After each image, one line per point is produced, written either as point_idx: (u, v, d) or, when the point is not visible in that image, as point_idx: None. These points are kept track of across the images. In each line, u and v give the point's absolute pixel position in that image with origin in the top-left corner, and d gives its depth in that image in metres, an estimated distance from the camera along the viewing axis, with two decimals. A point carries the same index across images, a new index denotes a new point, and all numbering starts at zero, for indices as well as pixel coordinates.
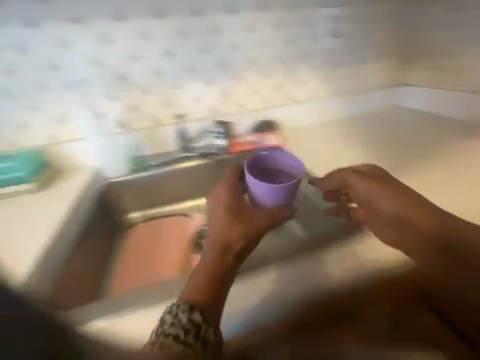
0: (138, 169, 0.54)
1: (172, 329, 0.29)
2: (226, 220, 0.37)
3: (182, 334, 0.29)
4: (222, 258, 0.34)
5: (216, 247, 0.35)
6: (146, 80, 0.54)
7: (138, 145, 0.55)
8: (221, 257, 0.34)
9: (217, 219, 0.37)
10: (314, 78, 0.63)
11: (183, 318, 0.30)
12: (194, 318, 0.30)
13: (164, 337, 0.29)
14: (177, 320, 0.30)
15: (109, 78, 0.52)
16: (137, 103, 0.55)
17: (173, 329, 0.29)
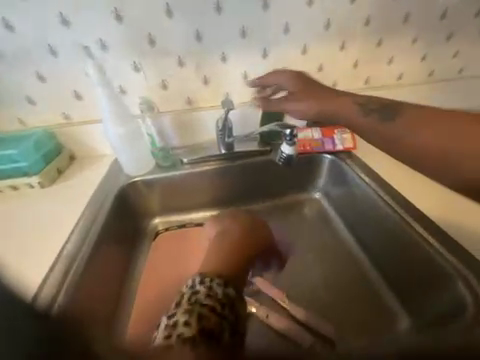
0: (166, 165, 0.43)
1: (212, 299, 0.21)
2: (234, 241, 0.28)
3: (220, 308, 0.20)
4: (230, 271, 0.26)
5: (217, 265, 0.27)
6: (181, 43, 0.39)
7: (165, 133, 0.44)
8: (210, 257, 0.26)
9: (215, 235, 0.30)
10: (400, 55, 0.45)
11: (220, 289, 0.21)
12: (229, 292, 0.22)
13: (200, 307, 0.20)
14: (216, 291, 0.21)
15: (133, 39, 0.38)
16: (168, 73, 0.41)
17: (212, 300, 0.21)
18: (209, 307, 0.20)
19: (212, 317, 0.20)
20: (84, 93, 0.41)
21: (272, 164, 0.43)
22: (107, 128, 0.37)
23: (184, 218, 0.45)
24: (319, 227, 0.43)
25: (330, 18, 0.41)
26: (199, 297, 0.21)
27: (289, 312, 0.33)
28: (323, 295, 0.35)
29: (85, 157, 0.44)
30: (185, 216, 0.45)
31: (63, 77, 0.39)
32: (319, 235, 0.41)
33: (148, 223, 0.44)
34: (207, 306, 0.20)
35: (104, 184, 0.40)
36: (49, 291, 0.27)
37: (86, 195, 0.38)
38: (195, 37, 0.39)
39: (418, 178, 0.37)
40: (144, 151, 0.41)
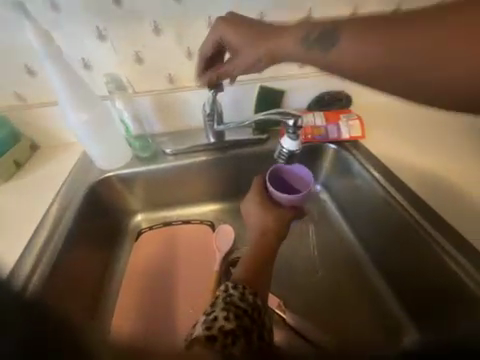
0: (145, 156, 0.37)
1: (248, 306, 0.21)
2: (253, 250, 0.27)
3: (251, 312, 0.21)
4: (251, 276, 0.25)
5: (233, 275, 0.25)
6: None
7: (143, 117, 0.37)
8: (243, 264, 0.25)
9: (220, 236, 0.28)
10: None
11: (252, 297, 0.22)
12: (258, 302, 0.22)
13: (236, 308, 0.21)
14: (250, 297, 0.22)
15: None
16: (142, 41, 0.33)
17: (248, 307, 0.21)
18: (245, 311, 0.21)
19: (248, 320, 0.20)
20: (38, 66, 0.33)
21: (268, 155, 0.38)
22: (68, 114, 0.31)
23: (171, 214, 0.40)
24: (322, 225, 0.39)
25: None
26: (235, 300, 0.21)
27: (287, 322, 0.30)
28: (324, 301, 0.32)
29: (49, 145, 0.38)
30: (171, 212, 0.40)
31: (8, 46, 0.31)
32: (322, 234, 0.38)
33: (128, 221, 0.39)
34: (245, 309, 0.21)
35: (73, 178, 0.34)
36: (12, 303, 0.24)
37: (50, 193, 0.33)
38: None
39: (431, 174, 0.33)
40: (117, 139, 0.34)
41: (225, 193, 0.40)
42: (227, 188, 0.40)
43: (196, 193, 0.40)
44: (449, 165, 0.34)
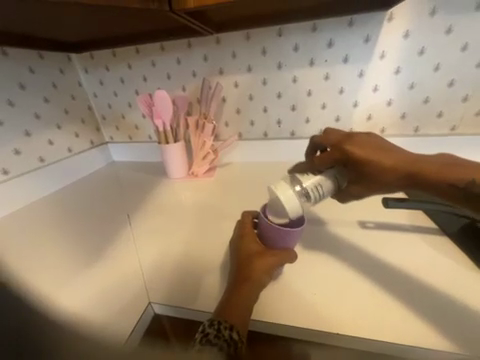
0: None
1: (213, 326, 0.60)
2: (241, 271, 0.76)
3: (228, 334, 0.59)
4: (236, 298, 0.68)
5: (228, 295, 0.70)
6: None
7: None
8: (239, 291, 0.70)
9: (235, 271, 0.77)
10: (51, 160, 1.60)
11: (227, 324, 0.61)
12: (231, 330, 0.60)
13: (214, 334, 0.58)
14: (211, 322, 0.61)
15: None
16: (14, 133, 1.42)
17: (216, 327, 0.59)
18: (214, 333, 0.58)
19: (219, 339, 0.57)
20: None
21: (92, 291, 0.87)
22: None
23: None
24: (264, 310, 0.70)
25: (20, 166, 1.45)
26: (199, 336, 0.58)
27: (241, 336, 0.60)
28: (235, 305, 0.67)
29: None
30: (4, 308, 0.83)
31: None
32: (266, 312, 0.70)
33: None
34: (215, 330, 0.59)
35: None
36: (44, 293, 0.83)
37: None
38: (22, 87, 1.45)
39: (274, 257, 0.79)
40: None
41: (54, 264, 1.01)
42: (51, 265, 1.01)
43: (97, 245, 1.09)
44: (305, 250, 0.89)
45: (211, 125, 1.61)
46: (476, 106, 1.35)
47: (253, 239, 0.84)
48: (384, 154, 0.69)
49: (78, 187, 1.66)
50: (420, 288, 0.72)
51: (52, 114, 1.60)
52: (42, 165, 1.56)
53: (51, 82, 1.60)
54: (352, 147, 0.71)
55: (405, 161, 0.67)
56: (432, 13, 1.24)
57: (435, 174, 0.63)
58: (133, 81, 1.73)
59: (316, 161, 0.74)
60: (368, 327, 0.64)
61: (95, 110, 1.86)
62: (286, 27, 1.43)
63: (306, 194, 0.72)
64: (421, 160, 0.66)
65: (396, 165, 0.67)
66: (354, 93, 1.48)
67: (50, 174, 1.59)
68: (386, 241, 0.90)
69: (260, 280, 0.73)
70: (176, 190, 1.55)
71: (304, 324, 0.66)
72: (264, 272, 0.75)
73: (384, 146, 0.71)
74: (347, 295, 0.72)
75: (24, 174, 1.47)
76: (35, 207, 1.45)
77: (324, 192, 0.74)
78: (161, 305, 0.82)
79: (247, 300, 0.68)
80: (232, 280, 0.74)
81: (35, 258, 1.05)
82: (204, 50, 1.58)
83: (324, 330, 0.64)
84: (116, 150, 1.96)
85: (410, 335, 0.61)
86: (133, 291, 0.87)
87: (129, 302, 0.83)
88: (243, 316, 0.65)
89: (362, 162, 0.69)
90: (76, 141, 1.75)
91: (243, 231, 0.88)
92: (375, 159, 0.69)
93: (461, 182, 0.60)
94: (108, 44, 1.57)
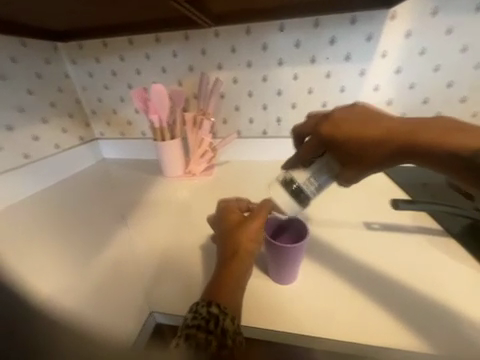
0: None
1: (208, 307, 0.54)
2: (226, 248, 0.69)
3: (208, 318, 0.53)
4: (226, 276, 0.62)
5: (217, 274, 0.64)
6: None
7: None
8: (226, 270, 0.64)
9: (221, 250, 0.71)
10: (35, 158, 1.48)
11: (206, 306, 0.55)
12: (211, 309, 0.54)
13: (195, 320, 0.53)
14: (205, 303, 0.56)
15: None
16: None
17: (192, 309, 0.55)
18: (192, 316, 0.54)
19: (212, 327, 0.52)
20: None
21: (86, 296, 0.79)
22: None
23: None
24: (273, 319, 0.65)
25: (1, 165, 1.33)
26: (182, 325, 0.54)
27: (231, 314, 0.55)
28: (223, 283, 0.61)
29: None
30: None
31: None
32: (274, 321, 0.65)
33: None
34: (191, 312, 0.55)
35: None
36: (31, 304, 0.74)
37: None
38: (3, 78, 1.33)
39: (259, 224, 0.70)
40: None
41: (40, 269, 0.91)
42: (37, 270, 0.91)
43: (89, 247, 1.00)
44: (313, 251, 0.86)
45: (210, 122, 1.53)
46: (473, 107, 1.37)
47: (237, 216, 0.77)
48: (372, 129, 0.63)
49: (65, 186, 1.54)
50: (435, 293, 0.69)
51: (37, 107, 1.48)
52: (25, 162, 1.43)
53: (36, 71, 1.47)
54: (333, 129, 0.65)
55: (396, 130, 0.61)
56: (434, 14, 1.23)
57: (435, 140, 0.58)
58: (125, 73, 1.62)
59: (304, 151, 0.69)
60: (390, 336, 0.60)
61: (83, 104, 1.74)
62: (288, 22, 1.37)
63: (301, 191, 0.68)
64: (416, 128, 0.60)
65: (389, 137, 0.62)
66: (355, 92, 1.45)
67: (34, 173, 1.47)
68: (394, 241, 0.89)
69: (246, 254, 0.67)
70: (172, 190, 1.47)
71: (317, 335, 0.62)
72: (251, 242, 0.69)
73: (368, 120, 0.65)
74: (362, 298, 0.69)
75: (6, 172, 1.35)
76: (17, 209, 1.33)
77: (321, 183, 0.69)
78: (164, 313, 0.76)
79: (235, 277, 0.63)
80: (220, 259, 0.68)
81: (20, 261, 0.95)
82: (202, 44, 1.50)
83: (338, 341, 0.61)
84: (107, 146, 1.84)
85: (427, 342, 0.58)
86: (132, 297, 0.79)
87: (128, 309, 0.75)
88: (231, 294, 0.59)
89: (351, 142, 0.64)
90: (63, 136, 1.62)
91: (226, 209, 0.81)
92: (363, 134, 0.63)
93: (465, 150, 0.55)
94: (98, 33, 1.45)
